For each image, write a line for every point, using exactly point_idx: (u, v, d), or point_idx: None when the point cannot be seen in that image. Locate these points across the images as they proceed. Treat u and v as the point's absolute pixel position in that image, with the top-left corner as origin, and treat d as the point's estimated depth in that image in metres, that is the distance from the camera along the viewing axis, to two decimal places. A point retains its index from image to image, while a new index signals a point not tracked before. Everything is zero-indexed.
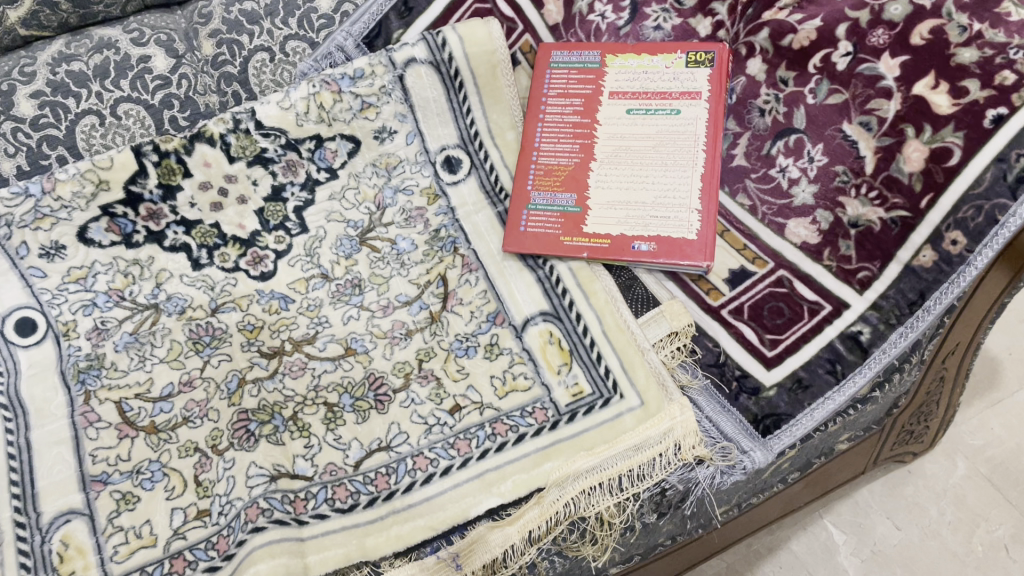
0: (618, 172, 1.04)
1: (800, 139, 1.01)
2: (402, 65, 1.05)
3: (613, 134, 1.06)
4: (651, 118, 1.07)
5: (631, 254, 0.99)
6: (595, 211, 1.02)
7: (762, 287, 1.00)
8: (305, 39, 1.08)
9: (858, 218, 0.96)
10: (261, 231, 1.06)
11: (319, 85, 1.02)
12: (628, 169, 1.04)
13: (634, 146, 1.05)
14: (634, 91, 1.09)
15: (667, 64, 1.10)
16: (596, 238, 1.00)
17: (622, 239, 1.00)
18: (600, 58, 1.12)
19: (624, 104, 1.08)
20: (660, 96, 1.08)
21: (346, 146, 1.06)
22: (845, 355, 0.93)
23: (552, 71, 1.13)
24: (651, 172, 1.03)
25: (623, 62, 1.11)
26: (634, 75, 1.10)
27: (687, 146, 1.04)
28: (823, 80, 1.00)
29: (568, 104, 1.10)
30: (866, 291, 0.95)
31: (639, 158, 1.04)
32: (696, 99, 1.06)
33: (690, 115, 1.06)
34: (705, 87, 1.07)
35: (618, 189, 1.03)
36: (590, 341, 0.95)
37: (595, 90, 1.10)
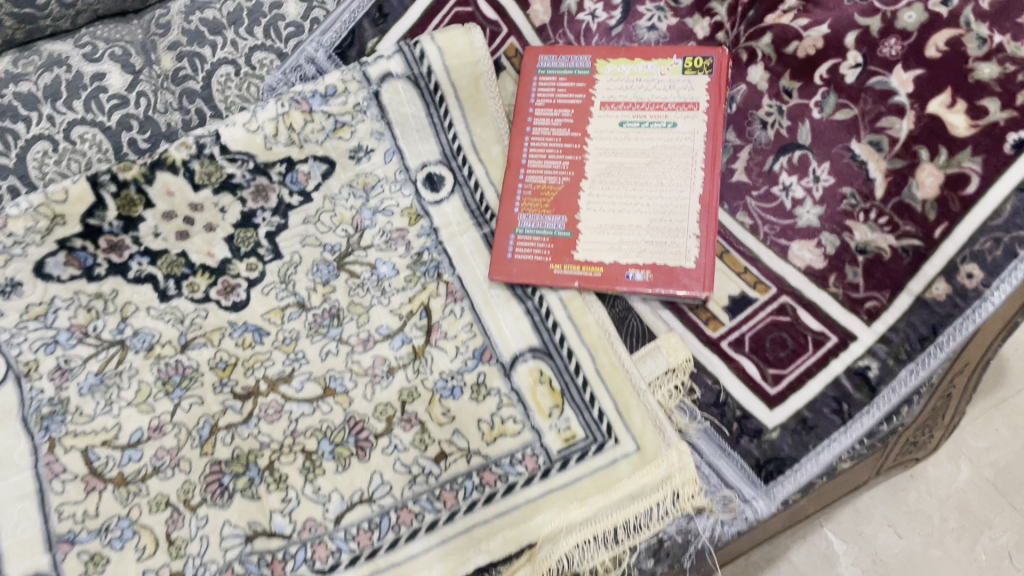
0: (611, 193, 0.97)
1: (805, 156, 0.95)
2: (377, 81, 0.99)
3: (605, 150, 1.00)
4: (645, 132, 1.00)
5: (625, 284, 0.93)
6: (587, 237, 0.96)
7: (765, 315, 0.94)
8: (272, 50, 1.00)
9: (866, 245, 0.90)
10: (232, 258, 0.99)
11: (288, 104, 0.97)
12: (621, 189, 0.97)
13: (627, 163, 0.99)
14: (626, 101, 1.01)
15: (662, 70, 1.02)
16: (588, 267, 0.94)
17: (615, 267, 0.94)
18: (590, 64, 1.04)
19: (616, 115, 1.01)
20: (654, 107, 1.00)
21: (320, 167, 1.00)
22: (852, 393, 0.88)
23: (539, 77, 1.05)
24: (647, 193, 0.97)
25: (615, 68, 1.03)
26: (627, 82, 1.02)
27: (684, 164, 0.97)
28: (831, 93, 0.93)
29: (556, 115, 1.02)
30: (875, 322, 0.89)
31: (633, 177, 0.98)
32: (693, 110, 1.00)
33: (687, 129, 0.99)
34: (703, 97, 1.00)
35: (611, 212, 0.96)
36: (582, 380, 0.90)
37: (585, 100, 1.02)
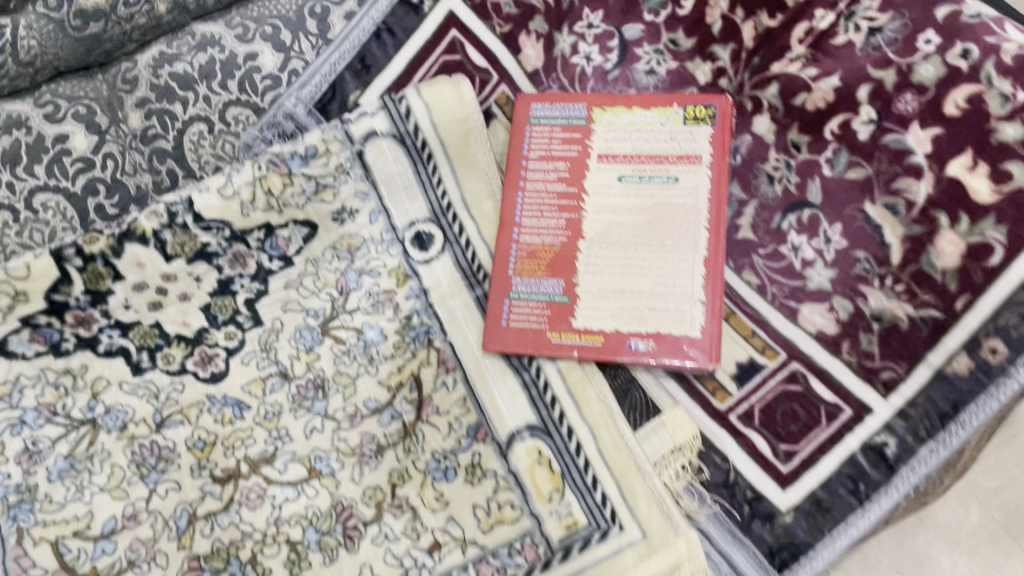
0: (611, 254, 0.92)
1: (815, 215, 0.90)
2: (361, 140, 0.94)
3: (603, 207, 0.94)
4: (645, 187, 0.94)
5: (628, 355, 0.88)
6: (586, 303, 0.90)
7: (774, 384, 0.89)
8: (248, 105, 0.94)
9: (882, 312, 0.86)
10: (210, 327, 0.93)
11: (266, 168, 0.91)
12: (622, 249, 0.92)
13: (628, 221, 0.93)
14: (625, 152, 0.96)
15: (663, 120, 0.96)
16: (588, 335, 0.89)
17: (616, 336, 0.89)
18: (586, 112, 0.98)
19: (614, 169, 0.95)
20: (655, 160, 0.95)
21: (301, 231, 0.94)
22: (869, 472, 0.84)
23: (532, 127, 0.98)
24: (649, 255, 0.91)
25: (612, 117, 0.97)
26: (625, 132, 0.97)
27: (688, 223, 0.92)
28: (842, 150, 0.87)
29: (551, 169, 0.97)
30: (892, 394, 0.85)
31: (634, 236, 0.92)
32: (696, 164, 0.94)
33: (690, 184, 0.93)
34: (707, 149, 0.94)
35: (611, 275, 0.91)
36: (583, 462, 0.85)
37: (582, 152, 0.97)
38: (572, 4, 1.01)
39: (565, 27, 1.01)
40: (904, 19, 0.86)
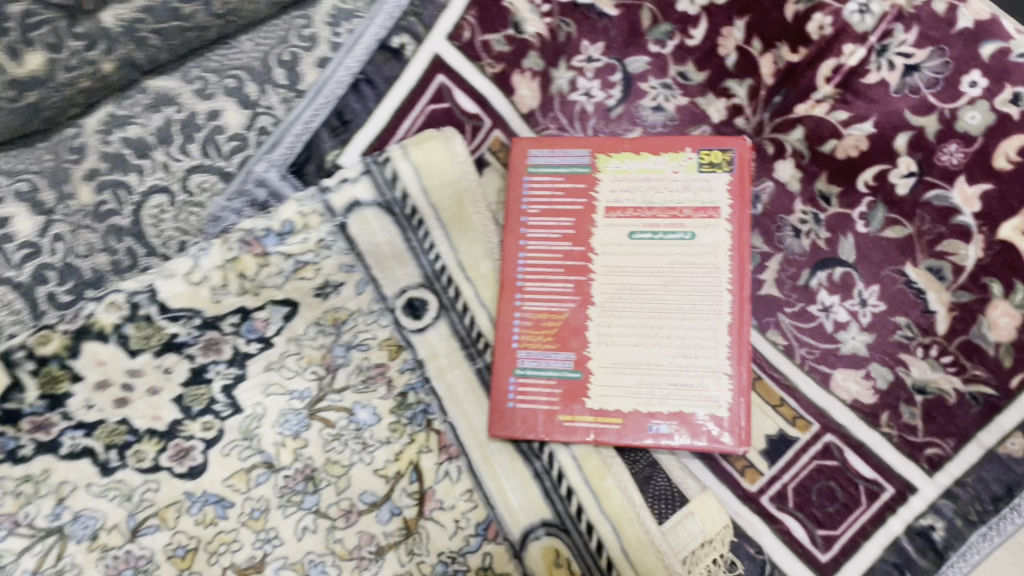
0: (626, 323, 0.82)
1: (848, 274, 0.82)
2: (344, 211, 0.86)
3: (615, 268, 0.84)
4: (660, 245, 0.84)
5: (649, 439, 0.80)
6: (600, 380, 0.82)
7: (807, 460, 0.82)
8: (213, 170, 0.85)
9: (925, 383, 0.79)
10: (184, 418, 0.83)
11: (237, 248, 0.83)
12: (638, 316, 0.82)
13: (642, 283, 0.83)
14: (634, 205, 0.86)
15: (675, 166, 0.86)
16: (605, 418, 0.81)
17: (635, 417, 0.80)
18: (589, 159, 0.88)
19: (623, 224, 0.85)
20: (668, 212, 0.85)
21: (281, 311, 0.85)
22: (915, 559, 0.77)
23: (530, 177, 0.88)
24: (668, 324, 0.82)
25: (618, 165, 0.87)
26: (634, 182, 0.87)
27: (708, 286, 0.82)
28: (878, 205, 0.80)
29: (554, 225, 0.87)
30: (938, 472, 0.79)
31: (651, 301, 0.83)
32: (714, 216, 0.84)
33: (709, 241, 0.83)
34: (725, 199, 0.85)
35: (627, 348, 0.82)
36: (606, 562, 0.78)
37: (587, 205, 0.87)
38: (570, 36, 0.90)
39: (562, 61, 0.91)
40: (944, 57, 0.76)
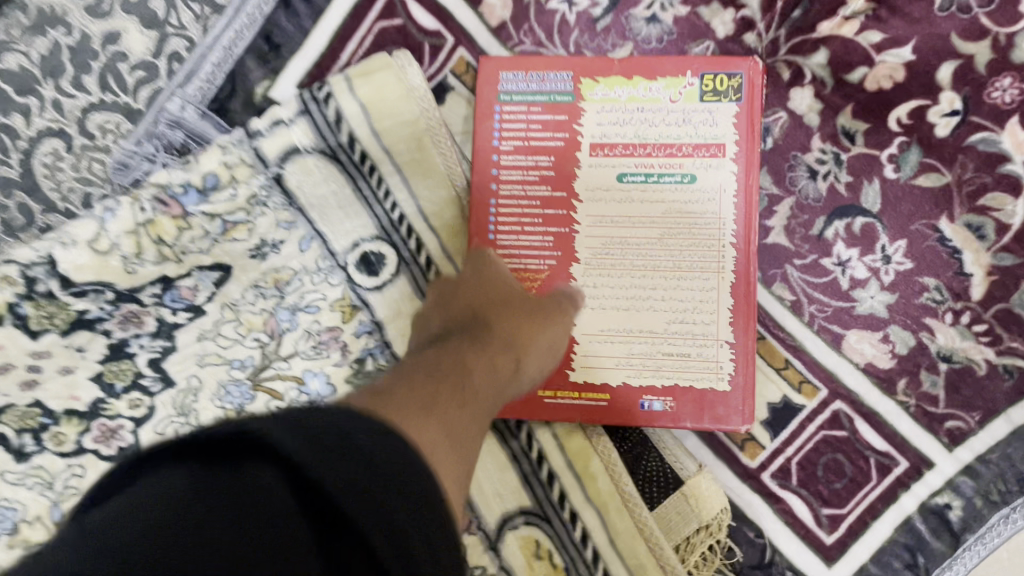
0: (614, 284, 0.71)
1: (871, 225, 0.71)
2: (278, 159, 0.71)
3: (602, 218, 0.72)
4: (653, 190, 0.72)
5: (641, 417, 0.70)
6: (586, 350, 0.71)
7: (814, 431, 0.74)
8: (116, 107, 0.71)
9: (951, 352, 0.70)
10: (106, 398, 0.70)
11: (149, 208, 0.69)
12: (629, 276, 0.71)
13: (635, 237, 0.71)
14: (625, 141, 0.73)
15: (673, 94, 0.72)
16: (590, 394, 0.71)
17: (625, 393, 0.71)
18: (571, 84, 0.73)
19: (611, 163, 0.72)
20: (664, 150, 0.72)
21: (209, 275, 0.71)
22: (930, 541, 0.71)
23: (500, 107, 0.74)
24: (665, 285, 0.71)
25: (606, 92, 0.73)
26: (623, 113, 0.73)
27: (709, 237, 0.71)
28: (912, 147, 0.69)
29: (531, 165, 0.74)
30: (958, 448, 0.71)
31: (645, 257, 0.71)
32: (718, 155, 0.71)
33: (710, 186, 0.71)
34: (732, 134, 0.71)
35: (616, 313, 0.71)
36: (592, 554, 0.70)
37: (569, 140, 0.73)
38: None
39: None
40: None
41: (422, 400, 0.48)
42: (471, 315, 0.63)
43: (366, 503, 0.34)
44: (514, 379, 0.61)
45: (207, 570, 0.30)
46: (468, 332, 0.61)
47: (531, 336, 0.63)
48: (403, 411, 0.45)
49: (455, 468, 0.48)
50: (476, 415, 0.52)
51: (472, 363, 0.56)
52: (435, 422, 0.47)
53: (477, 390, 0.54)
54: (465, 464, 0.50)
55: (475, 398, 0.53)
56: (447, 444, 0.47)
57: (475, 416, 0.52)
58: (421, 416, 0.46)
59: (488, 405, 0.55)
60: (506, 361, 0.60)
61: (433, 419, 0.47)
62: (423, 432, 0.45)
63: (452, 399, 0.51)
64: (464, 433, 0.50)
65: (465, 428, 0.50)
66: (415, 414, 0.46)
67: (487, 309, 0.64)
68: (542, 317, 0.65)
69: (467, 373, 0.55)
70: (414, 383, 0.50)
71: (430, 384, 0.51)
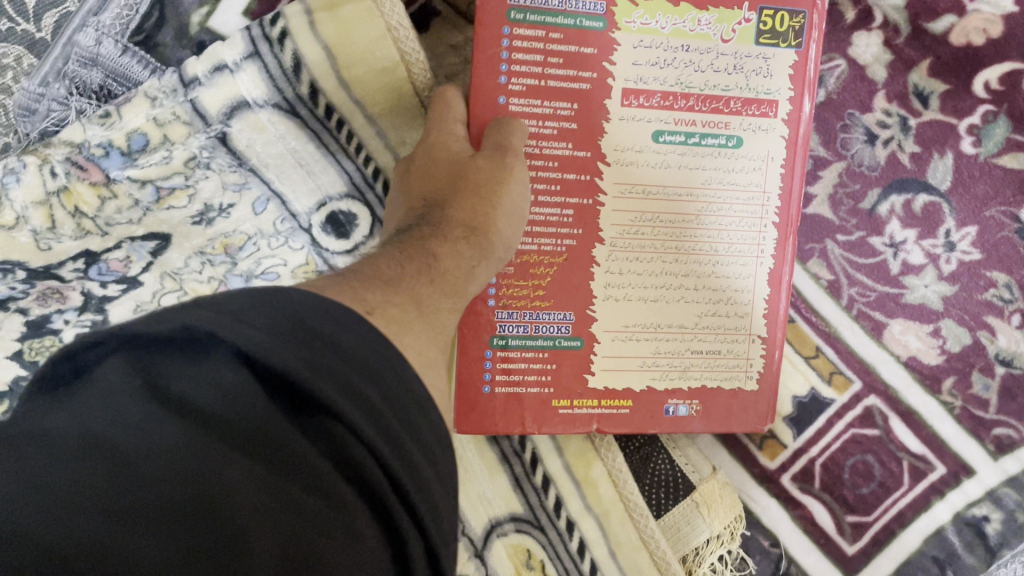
0: (643, 270, 0.57)
1: (934, 205, 0.61)
2: (221, 115, 0.57)
3: (634, 185, 0.56)
4: (696, 155, 0.56)
5: (665, 424, 0.59)
6: (606, 350, 0.58)
7: (842, 429, 0.65)
8: (16, 39, 0.57)
9: (1012, 356, 0.62)
10: (27, 376, 0.56)
11: (61, 173, 0.55)
12: (661, 259, 0.57)
13: (674, 208, 0.57)
14: (664, 89, 0.55)
15: (724, 32, 0.55)
16: (612, 401, 0.58)
17: (646, 398, 0.59)
18: (603, 4, 0.53)
19: (646, 117, 0.55)
20: (708, 103, 0.56)
21: (144, 246, 0.58)
22: (961, 555, 0.63)
23: (510, 30, 0.52)
24: (698, 271, 0.58)
25: (645, 20, 0.54)
26: (665, 51, 0.55)
27: (752, 215, 0.58)
28: (1001, 119, 0.60)
29: (548, 113, 0.54)
30: (1004, 457, 0.63)
31: (679, 232, 0.57)
32: (768, 114, 0.57)
33: (757, 153, 0.57)
34: (786, 90, 0.57)
35: (644, 307, 0.58)
36: (589, 566, 0.62)
37: (597, 82, 0.54)
38: None
39: None
40: None
41: (378, 279, 0.40)
42: (426, 202, 0.50)
43: (341, 380, 0.31)
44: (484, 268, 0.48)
45: (207, 471, 0.28)
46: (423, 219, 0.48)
47: (492, 216, 0.49)
48: (340, 292, 0.37)
49: (433, 352, 0.40)
50: (450, 297, 0.44)
51: (433, 245, 0.46)
52: (394, 297, 0.40)
53: (445, 267, 0.45)
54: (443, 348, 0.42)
55: (444, 277, 0.44)
56: (416, 326, 0.40)
57: (450, 295, 0.44)
58: (376, 293, 0.39)
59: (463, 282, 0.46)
60: (468, 236, 0.47)
61: (392, 296, 0.40)
62: (378, 312, 0.38)
63: (418, 275, 0.43)
64: (437, 312, 0.42)
65: (437, 306, 0.43)
66: (365, 293, 0.38)
67: (442, 180, 0.50)
68: (491, 172, 0.50)
69: (432, 256, 0.45)
70: (371, 260, 0.43)
71: (390, 263, 0.43)
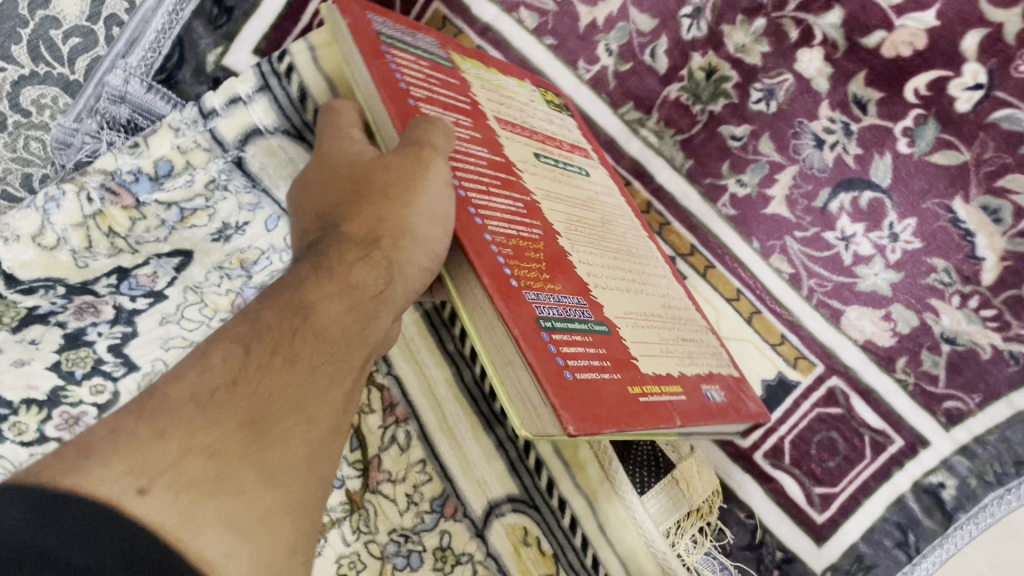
0: (602, 261, 0.54)
1: (878, 200, 0.68)
2: (237, 143, 0.63)
3: (560, 194, 0.55)
4: (570, 178, 0.59)
5: (714, 410, 0.54)
6: (631, 336, 0.50)
7: (809, 409, 0.72)
8: (52, 79, 0.63)
9: (955, 335, 0.67)
10: (64, 387, 0.60)
11: (97, 199, 0.61)
12: (605, 252, 0.56)
13: (590, 213, 0.58)
14: (518, 124, 0.59)
15: (526, 92, 0.64)
16: (667, 386, 0.50)
17: (687, 382, 0.53)
18: (444, 52, 0.57)
19: (522, 142, 0.57)
20: (551, 143, 0.61)
21: (169, 262, 0.64)
22: (921, 520, 0.68)
23: (387, 48, 0.51)
24: (625, 265, 0.57)
25: (476, 71, 0.59)
26: (500, 95, 0.59)
27: (627, 220, 0.63)
28: (930, 121, 0.64)
29: (453, 123, 0.51)
30: (955, 428, 0.68)
31: (599, 233, 0.57)
32: (587, 157, 0.65)
33: (604, 182, 0.64)
34: (585, 143, 0.67)
35: (626, 294, 0.54)
36: (580, 540, 0.68)
37: (474, 107, 0.54)
38: None
39: None
40: None
41: (185, 397, 0.33)
42: (317, 237, 0.46)
43: None
44: (399, 285, 0.44)
45: None
46: (314, 247, 0.44)
47: (401, 218, 0.43)
48: (114, 434, 0.31)
49: (264, 503, 0.32)
50: (319, 378, 0.38)
51: (307, 295, 0.41)
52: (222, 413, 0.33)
53: (319, 323, 0.40)
54: (305, 437, 0.35)
55: (303, 361, 0.38)
56: (233, 466, 0.32)
57: (301, 417, 0.36)
58: (178, 425, 0.32)
59: (353, 333, 0.41)
60: (361, 254, 0.43)
61: (204, 413, 0.33)
62: (176, 453, 0.31)
63: (276, 355, 0.37)
64: (280, 440, 0.34)
65: (284, 393, 0.36)
66: (163, 420, 0.32)
67: (335, 196, 0.47)
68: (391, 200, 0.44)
69: (301, 317, 0.40)
70: (195, 358, 0.35)
71: (228, 351, 0.36)
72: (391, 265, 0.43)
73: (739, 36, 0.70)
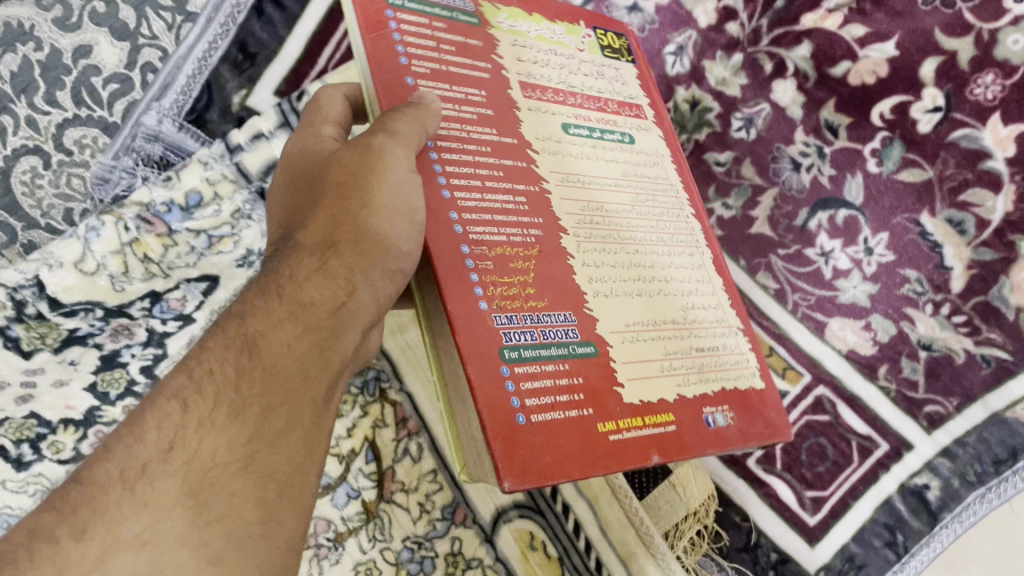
0: (612, 264, 0.53)
1: (853, 217, 0.74)
2: (260, 176, 0.72)
3: (568, 175, 0.54)
4: (604, 147, 0.58)
5: (711, 436, 0.53)
6: (622, 356, 0.50)
7: (798, 415, 0.75)
8: (92, 122, 0.71)
9: (931, 341, 0.71)
10: (100, 408, 0.62)
11: (134, 228, 0.68)
12: (621, 254, 0.54)
13: (612, 205, 0.56)
14: (552, 85, 0.58)
15: (575, 42, 0.62)
16: (654, 417, 0.50)
17: (684, 408, 0.52)
18: (472, 5, 0.56)
19: (550, 109, 0.56)
20: (594, 102, 0.60)
21: (197, 287, 0.68)
22: (908, 520, 0.72)
23: (395, 15, 0.51)
24: (648, 269, 0.55)
25: (510, 22, 0.58)
26: (537, 52, 0.58)
27: (672, 207, 0.60)
28: (895, 141, 0.71)
29: (461, 99, 0.52)
30: (936, 431, 0.72)
31: (622, 235, 0.55)
32: (641, 116, 0.63)
33: (650, 149, 0.61)
34: (642, 97, 0.64)
35: (631, 300, 0.53)
36: (584, 543, 0.72)
37: (494, 72, 0.54)
38: None
39: None
40: None
41: (114, 479, 0.32)
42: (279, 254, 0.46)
43: None
44: (361, 295, 0.44)
45: None
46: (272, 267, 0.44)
47: (363, 226, 0.45)
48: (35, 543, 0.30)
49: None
50: (271, 416, 0.37)
51: (257, 326, 0.40)
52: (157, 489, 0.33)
53: (268, 358, 0.39)
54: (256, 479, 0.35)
55: (249, 408, 0.37)
56: (170, 556, 0.31)
57: (249, 472, 0.35)
58: (110, 518, 0.31)
59: (311, 359, 0.40)
60: (317, 266, 0.44)
61: (136, 492, 0.32)
62: (98, 557, 0.31)
63: (217, 406, 0.36)
64: (225, 499, 0.34)
65: (228, 439, 0.35)
66: (89, 516, 0.31)
67: (300, 213, 0.48)
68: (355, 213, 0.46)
69: (251, 351, 0.39)
70: (130, 426, 0.35)
71: (168, 405, 0.35)
72: (350, 277, 0.44)
73: (718, 69, 0.78)
